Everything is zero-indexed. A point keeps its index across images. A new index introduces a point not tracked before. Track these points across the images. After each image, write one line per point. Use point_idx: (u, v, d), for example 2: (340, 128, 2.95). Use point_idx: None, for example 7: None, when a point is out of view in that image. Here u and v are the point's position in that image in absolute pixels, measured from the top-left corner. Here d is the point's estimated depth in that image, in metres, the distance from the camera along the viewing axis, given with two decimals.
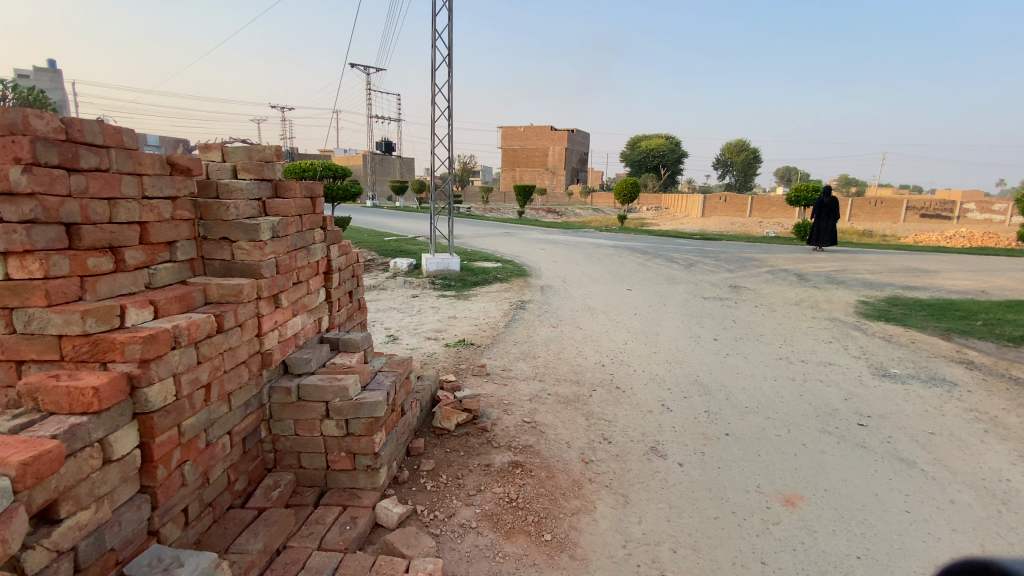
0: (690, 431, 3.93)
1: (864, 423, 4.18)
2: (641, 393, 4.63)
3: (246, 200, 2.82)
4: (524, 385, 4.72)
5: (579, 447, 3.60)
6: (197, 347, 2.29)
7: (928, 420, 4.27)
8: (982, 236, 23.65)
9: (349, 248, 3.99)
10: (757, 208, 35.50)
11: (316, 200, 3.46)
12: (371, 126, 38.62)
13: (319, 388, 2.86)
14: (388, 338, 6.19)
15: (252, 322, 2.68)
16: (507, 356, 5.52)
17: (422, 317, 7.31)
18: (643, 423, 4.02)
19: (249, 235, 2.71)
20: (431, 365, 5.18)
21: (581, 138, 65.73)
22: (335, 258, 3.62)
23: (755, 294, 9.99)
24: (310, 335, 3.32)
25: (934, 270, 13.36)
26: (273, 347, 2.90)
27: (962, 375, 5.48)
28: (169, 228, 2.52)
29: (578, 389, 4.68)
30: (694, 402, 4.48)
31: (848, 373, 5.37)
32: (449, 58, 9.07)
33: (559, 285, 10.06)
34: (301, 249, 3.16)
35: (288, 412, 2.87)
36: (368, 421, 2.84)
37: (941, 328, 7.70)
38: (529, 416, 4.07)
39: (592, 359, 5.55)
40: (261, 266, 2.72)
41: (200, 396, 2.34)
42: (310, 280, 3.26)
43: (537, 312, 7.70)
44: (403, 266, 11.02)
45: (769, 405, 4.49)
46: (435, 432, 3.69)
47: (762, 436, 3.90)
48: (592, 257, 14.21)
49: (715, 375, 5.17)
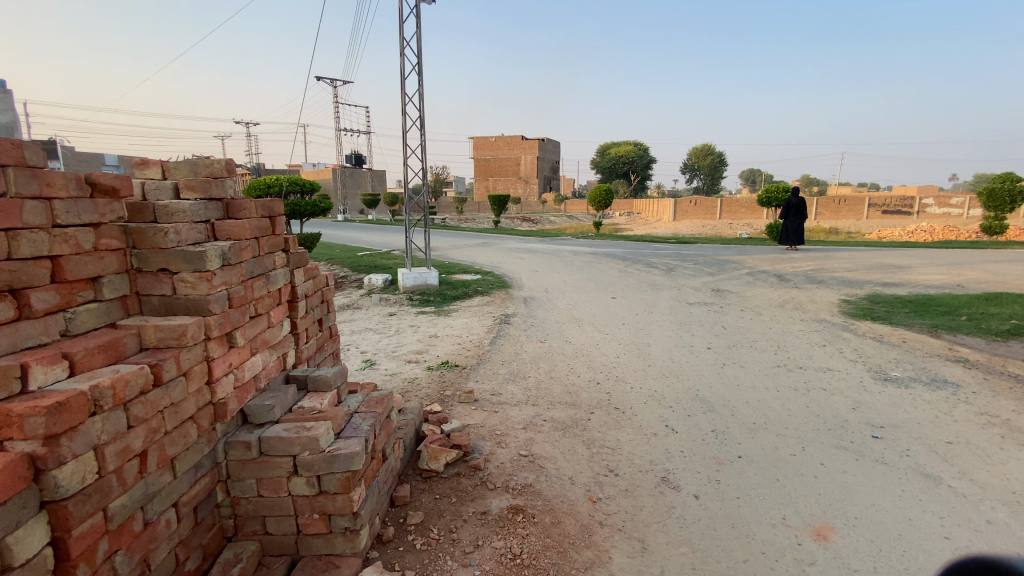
0: (700, 455, 3.62)
1: (879, 435, 3.94)
2: (642, 414, 4.30)
3: (189, 224, 2.40)
4: (517, 411, 4.34)
5: (583, 484, 3.24)
6: (127, 409, 1.87)
7: (942, 428, 4.06)
8: (943, 230, 24.37)
9: (317, 271, 3.57)
10: (727, 210, 36.08)
11: (276, 220, 3.03)
12: (340, 139, 37.86)
13: (284, 441, 2.44)
14: (365, 364, 5.74)
15: (199, 369, 2.25)
16: (496, 379, 5.14)
17: (400, 338, 6.87)
18: (650, 449, 3.70)
19: (193, 265, 2.28)
20: (413, 393, 4.76)
21: (552, 147, 66.18)
22: (301, 283, 3.19)
23: (739, 298, 9.85)
24: (273, 375, 2.88)
25: (907, 265, 13.56)
26: (229, 394, 2.47)
27: (961, 375, 5.35)
28: (91, 261, 2.07)
29: (575, 412, 4.33)
30: (699, 420, 4.18)
31: (850, 379, 5.16)
32: (418, 67, 8.78)
33: (542, 296, 9.73)
34: (259, 276, 2.73)
35: (249, 470, 2.45)
36: (344, 477, 2.43)
37: (928, 325, 7.66)
38: (526, 447, 3.70)
39: (585, 376, 5.20)
40: (209, 301, 2.29)
41: (132, 469, 1.91)
42: (270, 312, 2.83)
43: (522, 327, 7.35)
44: (378, 282, 10.56)
45: (777, 419, 4.22)
46: (421, 475, 3.29)
47: (777, 457, 3.61)
48: (572, 265, 13.98)
49: (716, 389, 4.88)
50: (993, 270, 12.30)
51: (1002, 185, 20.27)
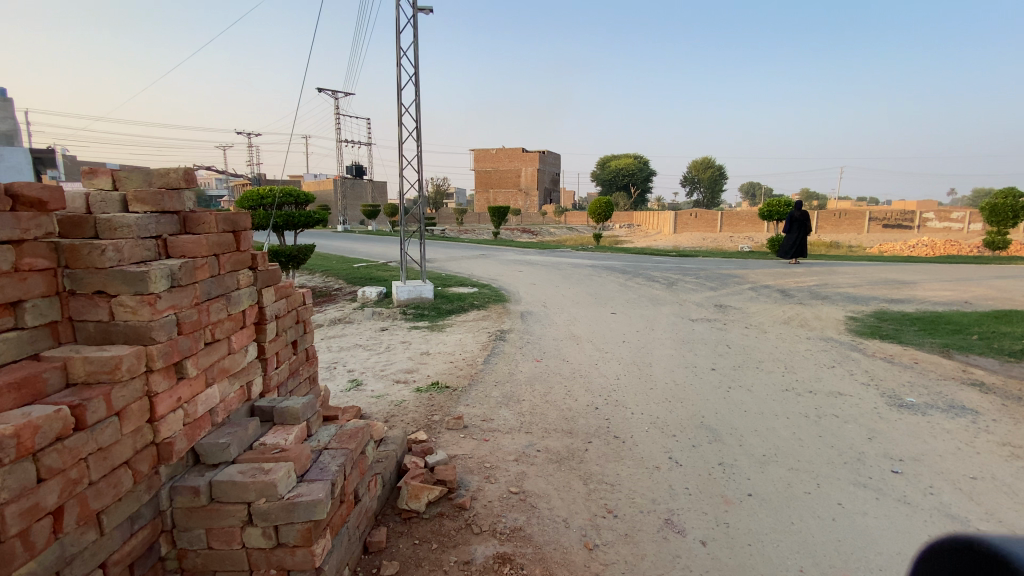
0: (707, 493, 3.31)
1: (899, 470, 3.63)
2: (643, 444, 3.99)
3: (134, 240, 2.13)
4: (509, 440, 4.03)
5: (579, 527, 2.94)
6: (36, 459, 1.60)
7: (965, 462, 3.74)
8: (944, 244, 24.15)
9: (291, 289, 3.28)
10: (727, 223, 35.93)
11: (242, 234, 2.74)
12: (341, 151, 37.81)
13: (237, 486, 2.16)
14: (351, 384, 5.44)
15: (137, 407, 1.98)
16: (487, 403, 4.82)
17: (390, 356, 6.56)
18: (651, 485, 3.40)
19: (134, 288, 2.01)
20: (399, 419, 4.45)
21: (552, 159, 66.49)
22: (270, 304, 2.90)
23: (742, 314, 9.56)
24: (235, 407, 2.60)
25: (912, 280, 13.26)
26: (178, 432, 2.19)
27: (979, 400, 5.04)
28: (12, 285, 1.80)
29: (571, 441, 4.02)
30: (704, 451, 3.87)
31: (863, 406, 4.84)
32: (415, 77, 8.61)
33: (540, 311, 9.45)
34: (218, 298, 2.45)
35: (197, 518, 2.17)
36: (305, 527, 2.16)
37: (939, 344, 7.36)
38: (517, 483, 3.40)
39: (583, 401, 4.89)
40: (152, 328, 2.02)
41: (44, 530, 1.63)
42: (231, 337, 2.55)
43: (518, 345, 7.05)
44: (373, 295, 10.29)
45: (789, 450, 3.91)
46: (400, 516, 3.00)
47: (789, 495, 3.31)
48: (571, 278, 13.70)
49: (723, 416, 4.57)
50: (999, 287, 12.01)
51: (1004, 200, 20.03)
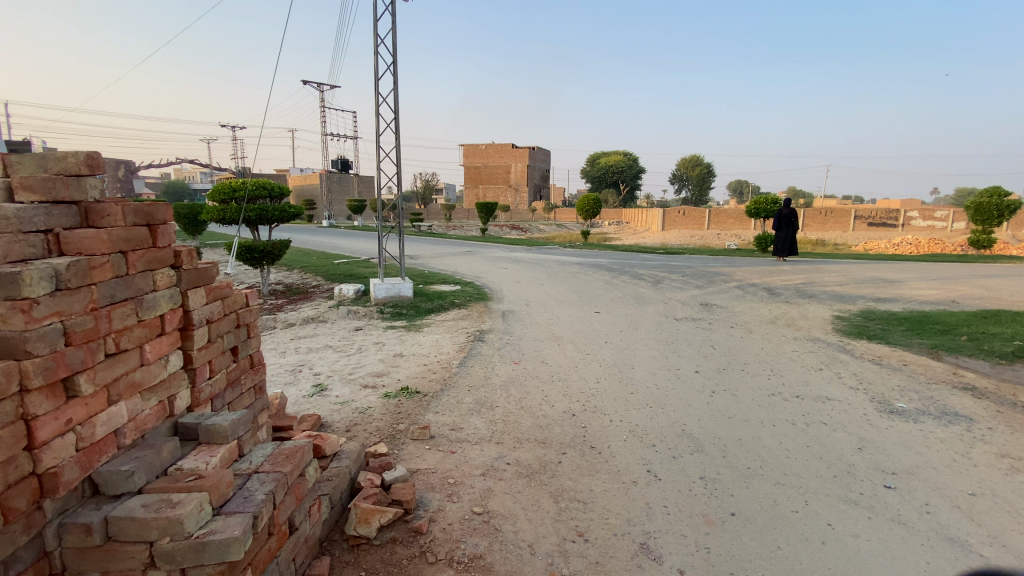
0: (687, 512, 3.05)
1: (892, 485, 3.41)
2: (621, 455, 3.72)
3: (12, 235, 1.84)
4: (477, 452, 3.74)
5: (545, 554, 2.66)
6: None
7: (962, 476, 3.53)
8: (927, 243, 24.30)
9: (230, 289, 2.96)
10: (715, 220, 35.89)
11: (162, 228, 2.41)
12: (327, 144, 37.07)
13: (138, 523, 1.86)
14: (315, 389, 5.11)
15: (7, 432, 1.68)
16: (459, 410, 4.52)
17: (360, 358, 6.22)
18: (628, 503, 3.13)
19: (4, 292, 1.72)
20: (361, 428, 4.13)
21: (542, 156, 66.29)
22: (198, 307, 2.59)
23: (729, 313, 9.35)
24: (149, 426, 2.29)
25: (898, 279, 13.16)
26: (67, 459, 1.88)
27: (973, 407, 4.84)
28: None
29: (544, 452, 3.74)
30: (686, 464, 3.62)
31: (853, 412, 4.62)
32: (394, 65, 8.22)
33: (522, 310, 9.16)
34: (126, 302, 2.14)
35: (92, 560, 1.87)
36: (217, 570, 1.86)
37: (927, 345, 7.19)
38: (481, 502, 3.11)
39: (560, 407, 4.61)
40: (25, 339, 1.73)
41: None
42: (143, 346, 2.24)
43: (496, 346, 6.75)
44: (350, 293, 9.93)
45: (776, 463, 3.67)
46: (348, 542, 2.71)
47: (775, 514, 3.06)
48: (556, 275, 13.43)
49: (705, 423, 4.32)
50: (985, 286, 11.96)
51: (989, 199, 20.15)
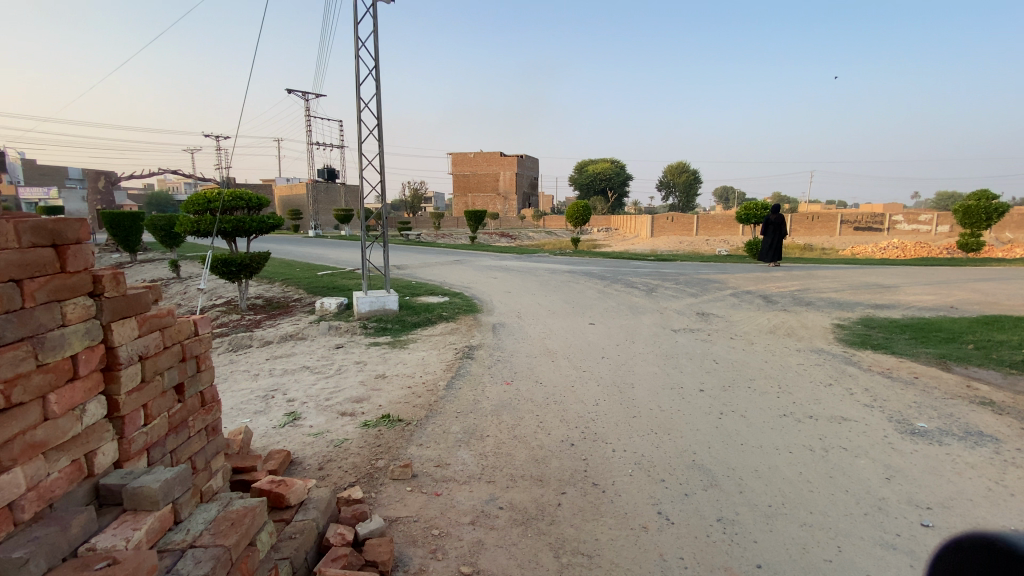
0: (707, 566, 2.66)
1: (929, 523, 3.04)
2: (627, 494, 3.33)
3: None
4: (465, 494, 3.31)
5: None
6: None
7: (1004, 509, 3.18)
8: (914, 245, 24.43)
9: (171, 318, 2.54)
10: (704, 226, 35.89)
11: (72, 249, 1.99)
12: (311, 153, 36.58)
13: None
14: (287, 418, 4.64)
15: None
16: (445, 441, 4.09)
17: (340, 380, 5.77)
18: (639, 556, 2.72)
19: None
20: (335, 466, 3.68)
21: (531, 164, 66.32)
22: (127, 343, 2.18)
23: (726, 323, 9.02)
24: (57, 494, 1.84)
25: (893, 284, 12.96)
26: None
27: (997, 425, 4.51)
28: None
29: (541, 492, 3.33)
30: (700, 503, 3.22)
31: (872, 434, 4.28)
32: (376, 68, 7.81)
33: (513, 323, 8.75)
34: (17, 344, 1.73)
35: None
36: None
37: (935, 355, 6.89)
38: (470, 559, 2.68)
39: (557, 436, 4.20)
40: None
41: None
42: (46, 395, 1.81)
43: (486, 364, 6.33)
44: (332, 307, 9.46)
45: (799, 499, 3.29)
46: None
47: (806, 564, 2.68)
48: (547, 285, 13.06)
49: (716, 452, 3.94)
50: (981, 290, 11.80)
51: (977, 203, 20.18)
